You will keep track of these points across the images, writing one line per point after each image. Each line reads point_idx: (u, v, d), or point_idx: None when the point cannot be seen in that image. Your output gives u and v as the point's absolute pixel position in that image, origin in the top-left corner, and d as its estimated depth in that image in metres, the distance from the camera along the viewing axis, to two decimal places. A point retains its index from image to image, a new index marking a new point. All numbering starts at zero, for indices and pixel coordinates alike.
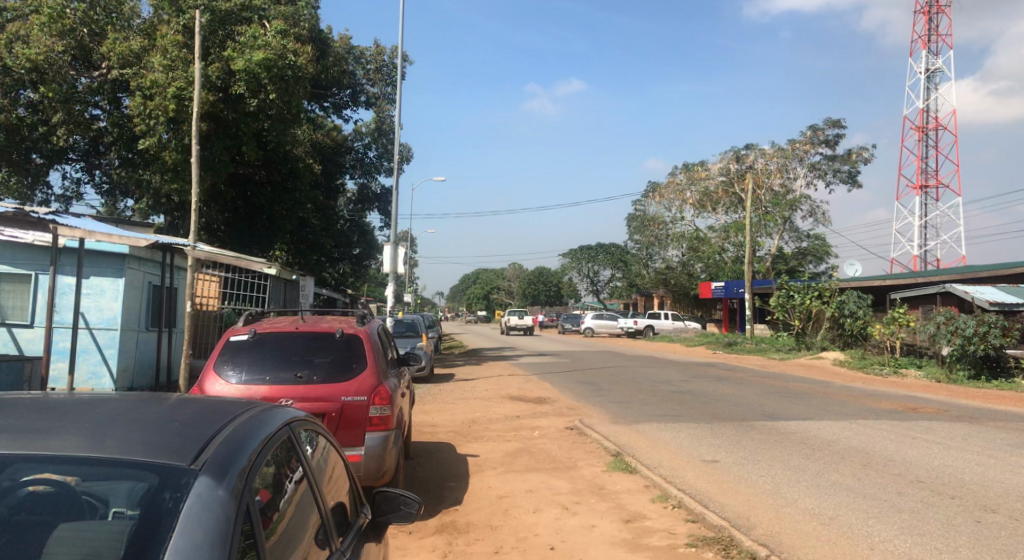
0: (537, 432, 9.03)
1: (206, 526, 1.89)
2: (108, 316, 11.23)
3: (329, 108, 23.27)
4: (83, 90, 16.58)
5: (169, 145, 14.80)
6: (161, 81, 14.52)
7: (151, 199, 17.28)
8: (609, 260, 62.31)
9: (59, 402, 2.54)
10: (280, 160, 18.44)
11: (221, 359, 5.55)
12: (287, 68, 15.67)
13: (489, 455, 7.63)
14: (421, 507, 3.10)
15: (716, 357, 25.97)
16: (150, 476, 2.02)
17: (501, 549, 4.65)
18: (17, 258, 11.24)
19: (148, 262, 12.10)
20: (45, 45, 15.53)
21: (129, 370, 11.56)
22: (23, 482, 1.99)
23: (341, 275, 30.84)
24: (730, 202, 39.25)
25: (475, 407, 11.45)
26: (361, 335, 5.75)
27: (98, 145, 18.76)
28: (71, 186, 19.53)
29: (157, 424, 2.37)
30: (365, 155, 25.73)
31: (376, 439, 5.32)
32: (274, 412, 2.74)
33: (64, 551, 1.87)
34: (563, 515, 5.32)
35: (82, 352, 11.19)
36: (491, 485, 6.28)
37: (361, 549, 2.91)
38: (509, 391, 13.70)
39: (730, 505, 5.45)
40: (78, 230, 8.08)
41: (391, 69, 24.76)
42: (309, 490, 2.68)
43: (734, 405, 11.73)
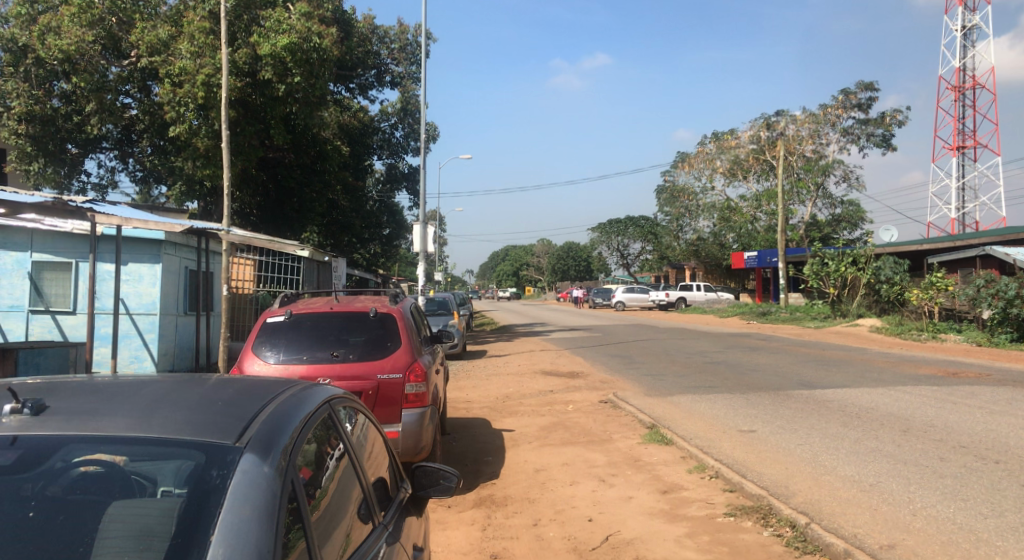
0: (571, 406, 9.04)
1: (254, 501, 2.03)
2: (147, 301, 11.47)
3: (354, 89, 23.20)
4: (114, 80, 16.70)
5: (200, 132, 15.11)
6: (190, 68, 14.62)
7: (184, 186, 17.52)
8: (640, 233, 61.72)
9: (109, 381, 2.67)
10: (307, 142, 18.56)
11: (259, 340, 5.61)
12: (312, 51, 15.68)
13: (525, 429, 7.69)
14: (462, 481, 2.98)
15: (752, 327, 25.68)
16: (197, 454, 2.19)
17: (540, 521, 4.69)
18: (58, 247, 11.47)
19: (184, 248, 12.25)
20: (76, 36, 15.75)
21: (170, 354, 11.83)
22: (75, 463, 2.19)
23: (371, 254, 31.11)
24: (760, 170, 38.66)
25: (509, 383, 11.51)
26: (395, 313, 5.79)
27: (131, 133, 19.16)
28: (106, 175, 19.81)
29: (200, 403, 2.50)
30: (392, 136, 25.62)
31: (412, 415, 5.39)
32: (315, 389, 2.80)
33: (118, 527, 2.07)
34: (600, 487, 5.35)
35: (124, 337, 11.43)
36: (527, 459, 6.34)
37: (403, 525, 2.87)
38: (543, 366, 13.72)
39: (768, 474, 5.44)
40: (115, 216, 8.14)
41: (415, 48, 24.79)
42: (351, 465, 2.73)
43: (768, 375, 11.65)
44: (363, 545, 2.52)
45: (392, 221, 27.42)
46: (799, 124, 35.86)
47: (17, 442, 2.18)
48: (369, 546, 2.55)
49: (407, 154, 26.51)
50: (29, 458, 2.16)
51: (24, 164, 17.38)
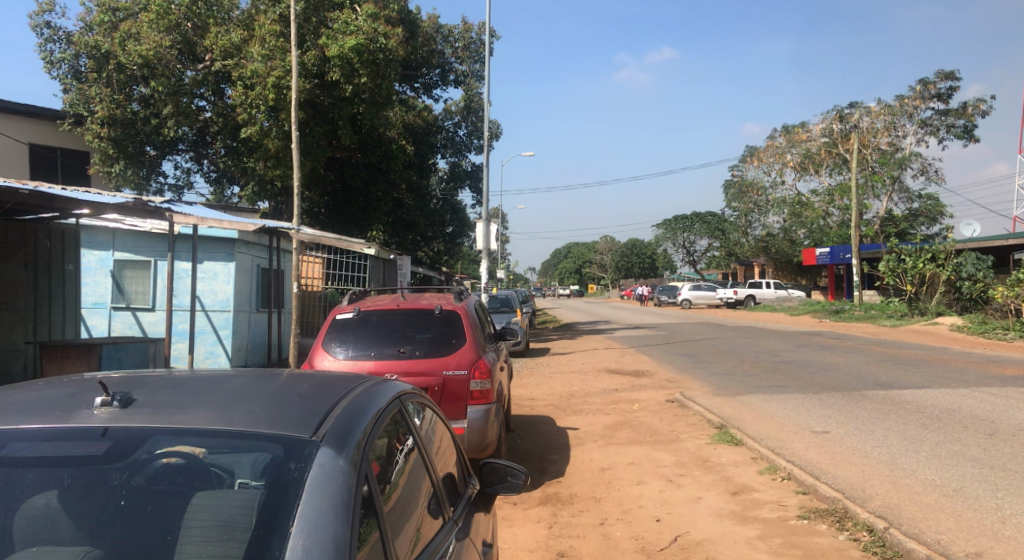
0: (637, 405, 8.98)
1: (330, 494, 2.07)
2: (222, 299, 11.84)
3: (419, 88, 23.51)
4: (189, 83, 17.41)
5: (271, 133, 15.17)
6: (261, 70, 15.03)
7: (256, 187, 17.91)
8: (706, 230, 60.90)
9: (190, 374, 2.74)
10: (374, 142, 18.99)
11: (329, 336, 5.72)
12: (378, 51, 15.99)
13: (590, 428, 7.67)
14: (529, 478, 2.96)
15: (824, 326, 25.09)
16: (275, 447, 2.25)
17: (606, 521, 4.66)
18: (138, 246, 12.21)
19: (256, 247, 12.69)
20: (154, 41, 16.52)
21: (244, 350, 12.26)
22: (158, 454, 2.26)
23: (435, 254, 31.51)
24: (833, 164, 37.59)
25: (573, 381, 11.53)
26: (460, 310, 5.83)
27: (205, 135, 19.54)
28: (181, 176, 20.34)
29: (278, 397, 2.55)
30: (456, 134, 26.00)
31: (478, 412, 5.42)
32: (386, 384, 2.83)
33: (202, 518, 2.14)
34: (668, 488, 5.28)
35: (200, 334, 11.86)
36: (593, 458, 6.31)
37: (472, 521, 2.87)
38: (607, 364, 13.69)
39: (843, 476, 5.28)
40: (192, 217, 8.40)
41: (479, 46, 24.85)
42: (420, 460, 2.75)
43: (842, 374, 11.34)
44: (433, 541, 2.54)
45: (455, 220, 26.77)
46: (874, 115, 36.29)
47: (108, 433, 2.27)
48: (439, 541, 2.56)
49: (470, 152, 26.56)
50: (118, 449, 2.24)
51: (107, 166, 17.93)
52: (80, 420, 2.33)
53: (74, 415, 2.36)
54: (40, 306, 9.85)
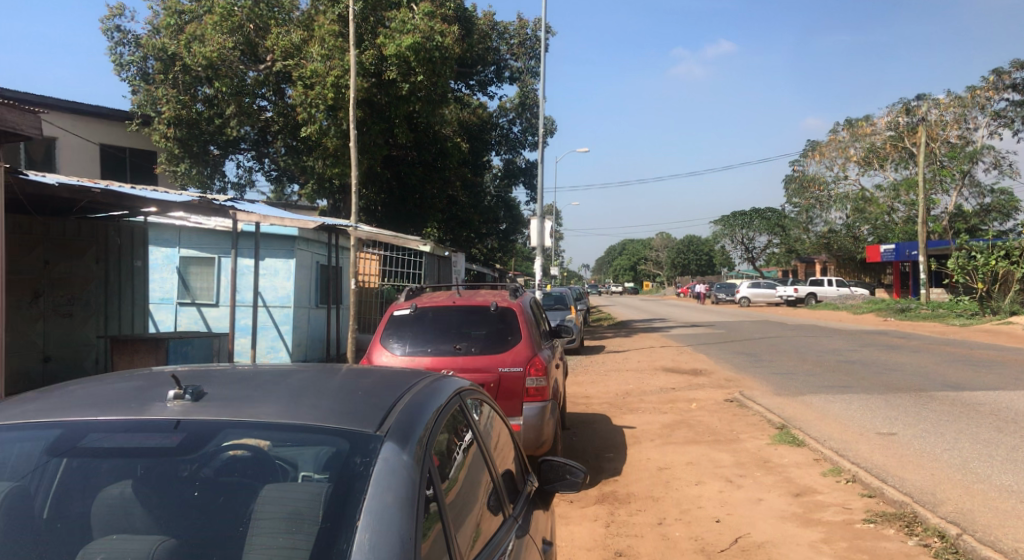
0: (695, 404, 8.90)
1: (396, 488, 2.09)
2: (282, 294, 12.25)
3: (475, 86, 23.90)
4: (251, 83, 18.05)
5: (329, 132, 15.71)
6: (320, 70, 15.38)
7: (315, 184, 18.47)
8: (766, 226, 59.73)
9: (256, 368, 2.79)
10: (428, 139, 19.29)
11: (387, 332, 5.79)
12: (434, 49, 16.00)
13: (647, 427, 7.62)
14: (588, 476, 2.96)
15: (889, 325, 24.35)
16: (341, 441, 2.27)
17: (665, 520, 4.62)
18: (203, 243, 12.96)
19: (314, 243, 13.10)
20: (218, 43, 17.08)
21: (303, 345, 12.59)
22: (225, 446, 2.30)
23: (489, 250, 31.81)
24: (899, 158, 36.59)
25: (630, 379, 11.50)
26: (515, 308, 5.85)
27: (266, 134, 19.90)
28: (244, 175, 20.97)
29: (342, 392, 2.58)
30: (510, 131, 26.06)
31: (534, 409, 5.42)
32: (445, 380, 2.85)
33: (271, 510, 2.17)
34: (727, 488, 5.21)
35: (262, 329, 12.33)
36: (650, 457, 6.26)
37: (532, 519, 2.87)
38: (664, 363, 13.61)
39: (913, 480, 5.13)
40: (254, 214, 8.64)
41: (535, 42, 24.63)
42: (480, 456, 2.76)
43: (909, 375, 11.00)
44: (494, 537, 2.55)
45: (509, 216, 27.43)
46: (943, 107, 33.61)
47: (180, 425, 2.31)
48: (500, 537, 2.57)
49: (524, 148, 26.64)
50: (190, 441, 2.29)
51: (173, 166, 18.66)
52: (154, 411, 2.38)
53: (149, 407, 2.43)
54: (109, 299, 10.67)
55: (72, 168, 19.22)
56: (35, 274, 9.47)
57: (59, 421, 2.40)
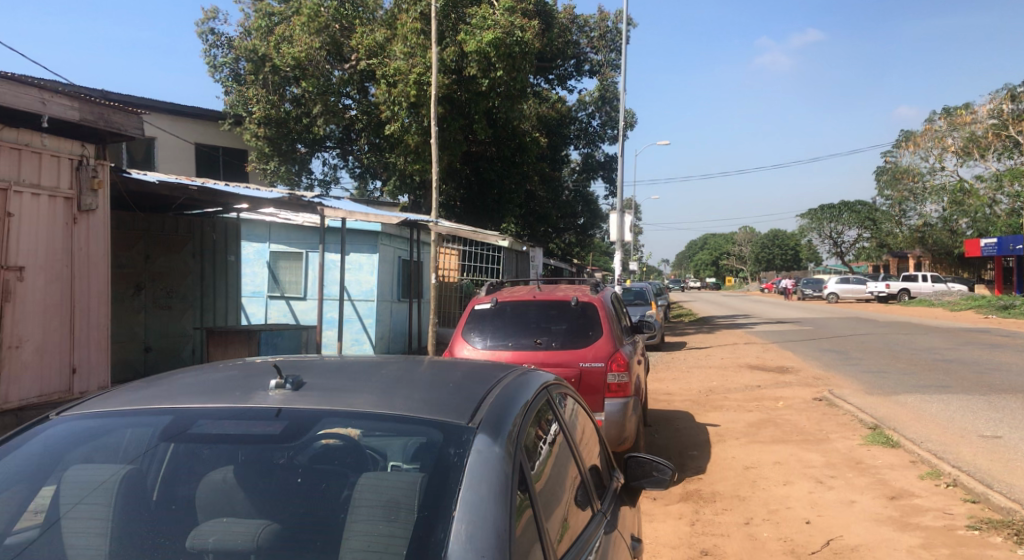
0: (781, 403, 8.73)
1: (489, 481, 2.10)
2: (366, 288, 13.04)
3: (554, 80, 23.52)
4: (336, 83, 18.26)
5: (411, 129, 16.17)
6: (403, 68, 15.78)
7: (398, 180, 19.05)
8: (856, 220, 57.66)
9: (348, 360, 2.85)
10: (508, 135, 19.48)
11: (468, 326, 5.89)
12: (515, 45, 16.19)
13: (731, 425, 7.52)
14: (677, 474, 2.89)
15: (991, 323, 23.05)
16: (435, 432, 2.30)
17: (752, 520, 4.55)
18: (291, 238, 13.94)
19: (396, 239, 13.92)
20: (306, 44, 17.64)
21: (386, 337, 13.36)
22: (319, 435, 2.35)
23: (567, 245, 32.22)
24: (1002, 147, 33.83)
25: (713, 376, 11.40)
26: (596, 302, 5.84)
27: (350, 132, 20.25)
28: (329, 172, 21.67)
29: (433, 384, 2.61)
30: (589, 125, 26.16)
31: (616, 405, 5.40)
32: (533, 374, 2.86)
33: (368, 498, 2.20)
34: (817, 489, 5.10)
35: (347, 321, 13.11)
36: (735, 456, 6.17)
37: (618, 515, 2.83)
38: (748, 360, 13.41)
39: (1021, 486, 4.89)
40: (340, 210, 9.03)
41: (616, 35, 24.64)
42: (567, 450, 2.74)
43: (1018, 376, 10.44)
44: (582, 533, 2.54)
45: (587, 211, 27.81)
46: None
47: (281, 414, 2.38)
48: (588, 533, 2.55)
49: (604, 142, 26.71)
50: (292, 430, 2.35)
51: (263, 163, 20.35)
52: (258, 400, 2.47)
53: (252, 395, 2.51)
54: (206, 290, 11.50)
55: (169, 165, 20.81)
56: (137, 268, 10.18)
57: (169, 408, 2.50)
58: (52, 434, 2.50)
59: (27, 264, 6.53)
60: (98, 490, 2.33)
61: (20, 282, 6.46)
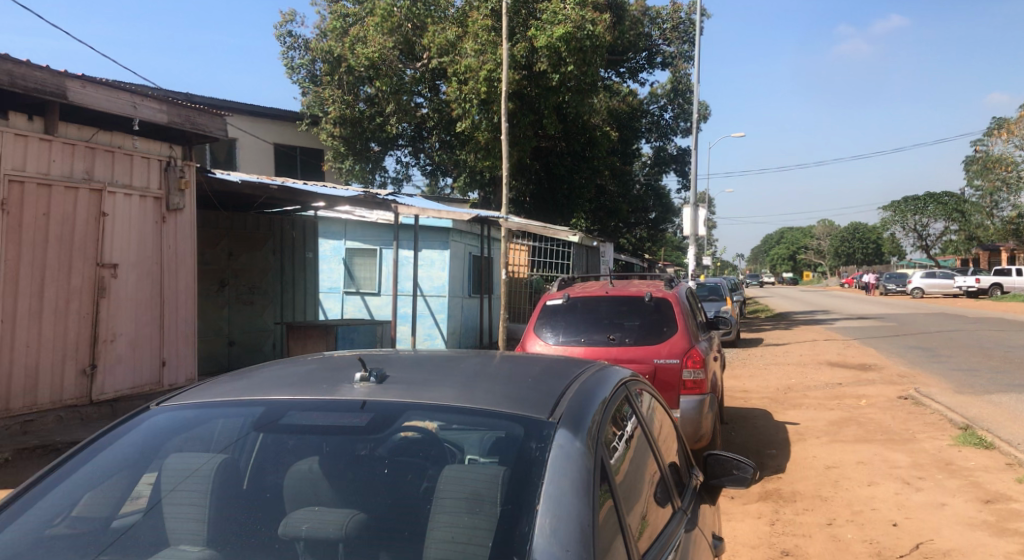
0: (863, 402, 8.55)
1: (571, 476, 2.09)
2: (438, 284, 13.68)
3: (625, 73, 23.74)
4: (409, 81, 18.99)
5: (481, 126, 16.60)
6: (474, 65, 15.93)
7: (468, 177, 19.40)
8: (942, 212, 55.15)
9: (427, 355, 2.88)
10: (578, 130, 19.45)
11: (540, 321, 6.07)
12: (585, 38, 16.21)
13: (811, 423, 7.41)
14: (758, 472, 2.86)
15: None
16: (516, 427, 2.31)
17: (835, 521, 4.50)
18: (365, 236, 14.22)
19: (468, 236, 14.55)
20: (379, 44, 18.12)
21: (457, 332, 13.96)
22: (400, 427, 2.38)
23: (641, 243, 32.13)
24: None
25: (791, 373, 11.25)
26: (671, 298, 5.87)
27: (422, 130, 20.48)
28: (401, 170, 21.97)
29: (513, 379, 2.63)
30: (660, 118, 26.26)
31: (692, 402, 5.40)
32: (612, 370, 2.86)
33: (452, 489, 2.22)
34: (904, 491, 4.99)
35: (420, 316, 13.76)
36: (816, 455, 6.10)
37: (698, 514, 2.79)
38: (829, 358, 13.14)
39: None
40: (413, 207, 9.27)
41: (689, 26, 24.33)
42: (646, 447, 2.72)
43: None
44: (663, 530, 2.51)
45: (659, 205, 26.84)
46: None
47: (366, 406, 2.43)
48: (668, 531, 2.52)
49: (676, 135, 26.64)
50: (377, 422, 2.39)
51: (338, 162, 20.53)
52: (344, 392, 2.53)
53: (339, 388, 2.58)
54: (286, 289, 11.93)
55: (250, 166, 21.53)
56: (220, 265, 10.59)
57: (260, 399, 2.59)
58: (152, 423, 2.62)
59: (120, 262, 7.44)
60: (193, 477, 2.44)
61: (114, 279, 7.37)
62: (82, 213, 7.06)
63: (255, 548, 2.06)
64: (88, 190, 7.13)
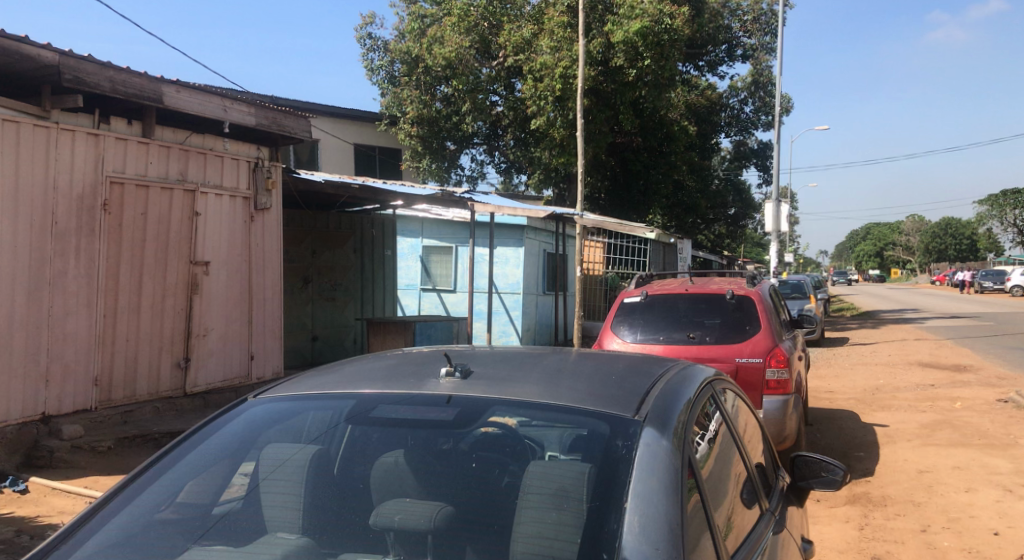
0: (959, 404, 8.23)
1: (659, 475, 2.05)
2: (513, 281, 14.03)
3: (704, 66, 23.47)
4: (485, 79, 19.07)
5: (557, 123, 16.71)
6: (549, 63, 16.21)
7: (542, 174, 19.52)
8: None
9: (509, 352, 2.91)
10: (655, 125, 19.26)
11: (617, 319, 6.12)
12: (663, 33, 16.16)
13: (901, 426, 7.19)
14: (848, 475, 2.79)
15: None
16: (602, 424, 2.29)
17: (930, 528, 4.40)
18: (443, 234, 14.99)
19: (543, 233, 14.85)
20: (456, 43, 18.32)
21: (531, 330, 14.27)
22: (483, 422, 2.40)
23: (717, 236, 31.85)
24: None
25: (878, 374, 10.92)
26: (754, 296, 5.84)
27: (497, 128, 20.71)
28: (476, 168, 22.15)
29: (598, 376, 2.63)
30: (742, 112, 25.11)
31: (775, 402, 5.33)
32: (696, 368, 2.82)
33: (538, 484, 2.22)
34: (1005, 499, 4.81)
35: (495, 313, 14.14)
36: (907, 458, 5.94)
37: (785, 515, 2.73)
38: (920, 358, 12.66)
39: None
40: (489, 205, 9.37)
41: (770, 17, 24.07)
42: (732, 447, 2.67)
43: None
44: (750, 533, 2.45)
45: (738, 200, 26.91)
46: None
47: (452, 401, 2.46)
48: (755, 533, 2.47)
49: (757, 129, 25.79)
50: (463, 417, 2.42)
51: (416, 161, 20.98)
52: (430, 387, 2.58)
53: (425, 383, 2.63)
54: (365, 286, 12.11)
55: (332, 166, 21.94)
56: (305, 263, 10.94)
57: (350, 393, 2.67)
58: (248, 414, 2.72)
59: (212, 260, 7.78)
60: (286, 467, 2.53)
61: (206, 276, 7.72)
62: (177, 213, 7.39)
63: (351, 537, 2.12)
64: (183, 191, 7.45)
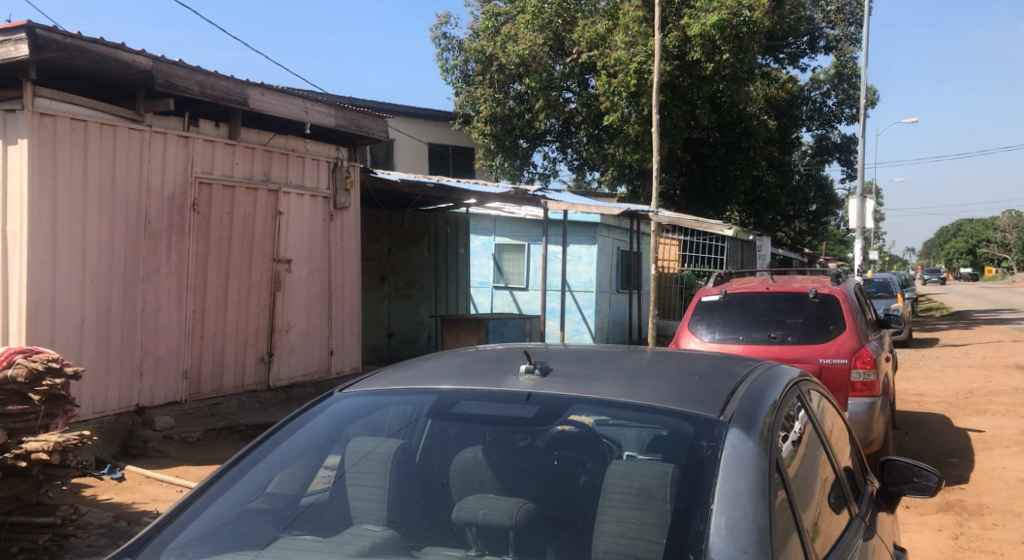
0: None
1: (747, 476, 1.98)
2: (585, 279, 14.04)
3: (785, 59, 22.98)
4: (558, 76, 19.31)
5: (631, 119, 16.66)
6: (623, 58, 16.36)
7: (615, 171, 19.41)
8: None
9: (588, 350, 2.89)
10: (734, 119, 18.94)
11: (695, 318, 6.05)
12: (742, 25, 16.04)
13: (999, 432, 6.86)
14: (944, 481, 2.68)
15: None
16: (685, 424, 2.24)
17: None
18: (515, 232, 15.13)
19: (616, 231, 14.79)
20: (529, 41, 18.54)
21: (604, 328, 14.23)
22: (562, 420, 2.38)
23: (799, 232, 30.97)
24: None
25: (973, 378, 10.41)
26: (838, 295, 5.69)
27: (570, 125, 20.65)
28: (549, 166, 22.29)
29: (680, 375, 2.59)
30: (825, 105, 24.40)
31: (862, 405, 5.20)
32: (782, 369, 2.75)
33: (621, 484, 2.19)
34: None
35: (568, 311, 14.16)
36: (1005, 466, 5.67)
37: (875, 523, 2.63)
38: (1019, 361, 12.00)
39: None
40: (561, 203, 9.33)
41: (855, 7, 23.34)
42: (819, 449, 2.58)
43: None
44: (838, 539, 2.37)
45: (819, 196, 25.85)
46: None
47: (532, 398, 2.45)
48: (844, 540, 2.38)
49: (841, 122, 24.94)
50: (542, 414, 2.41)
51: (490, 160, 21.30)
52: (509, 384, 2.58)
53: (504, 379, 2.63)
54: (439, 283, 12.29)
55: (407, 165, 22.33)
56: (380, 260, 11.17)
57: (431, 389, 2.70)
58: (333, 408, 2.79)
59: (294, 257, 8.01)
60: (367, 460, 2.58)
61: (288, 273, 7.96)
62: (262, 213, 7.64)
63: (434, 530, 2.14)
64: (266, 191, 7.69)
